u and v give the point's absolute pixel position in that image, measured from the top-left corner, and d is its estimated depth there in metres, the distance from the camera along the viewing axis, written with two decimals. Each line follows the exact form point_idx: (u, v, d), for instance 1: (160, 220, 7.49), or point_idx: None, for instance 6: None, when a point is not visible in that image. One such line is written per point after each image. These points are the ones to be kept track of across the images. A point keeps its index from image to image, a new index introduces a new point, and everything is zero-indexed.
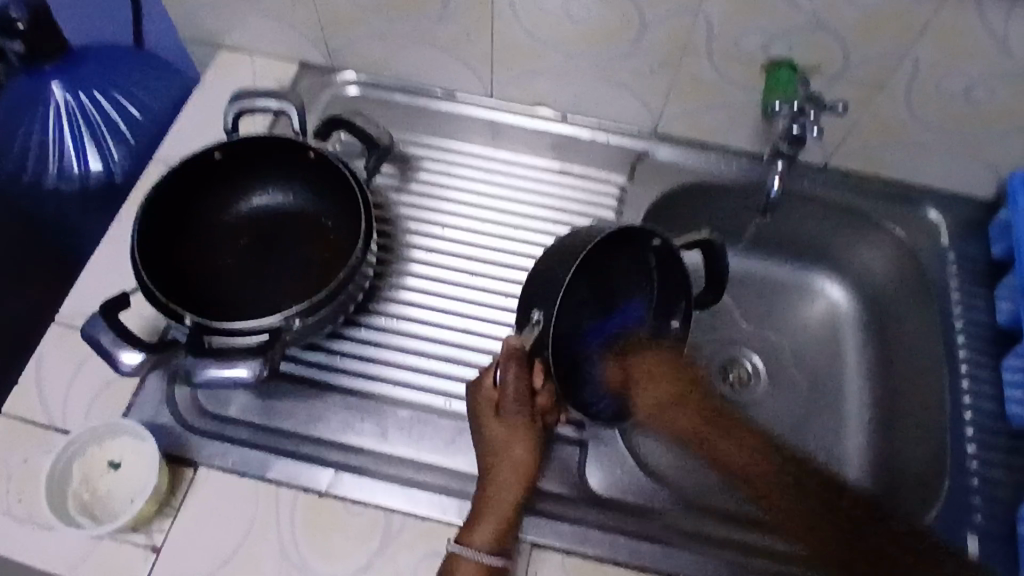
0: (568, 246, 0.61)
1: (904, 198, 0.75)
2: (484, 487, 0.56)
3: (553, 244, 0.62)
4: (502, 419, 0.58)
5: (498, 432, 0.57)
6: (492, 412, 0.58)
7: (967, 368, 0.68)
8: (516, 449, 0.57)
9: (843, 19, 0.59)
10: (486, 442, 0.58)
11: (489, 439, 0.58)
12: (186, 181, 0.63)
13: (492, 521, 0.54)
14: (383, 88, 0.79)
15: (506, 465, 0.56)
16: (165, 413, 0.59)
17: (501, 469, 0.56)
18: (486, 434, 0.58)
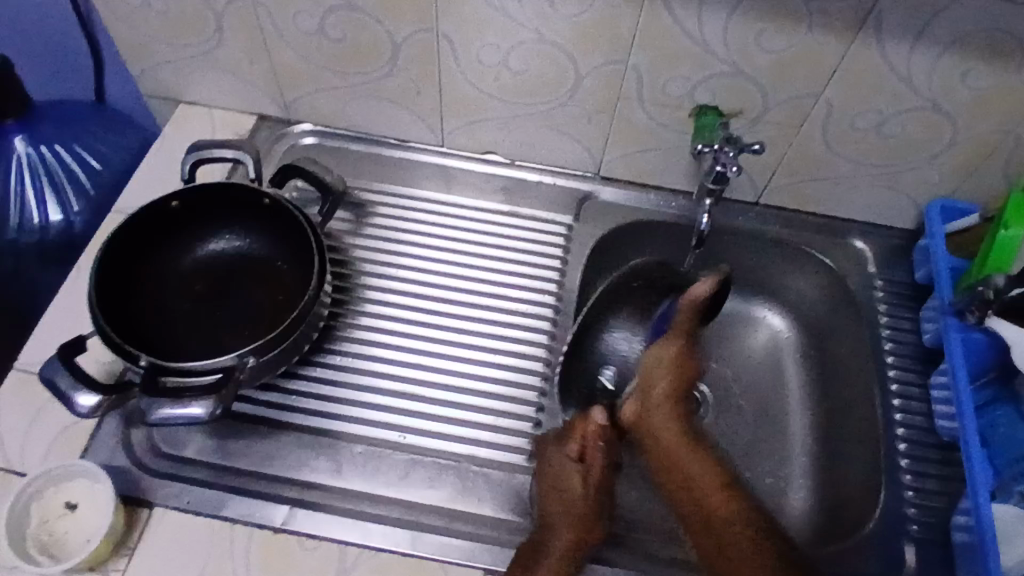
0: (649, 274, 0.72)
1: (831, 230, 0.80)
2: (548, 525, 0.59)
3: (628, 267, 0.72)
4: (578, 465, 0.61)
5: (572, 481, 0.60)
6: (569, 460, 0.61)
7: (897, 387, 0.72)
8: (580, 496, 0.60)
9: (757, 67, 0.65)
10: (556, 479, 0.61)
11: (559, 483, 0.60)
12: (144, 229, 0.65)
13: (553, 558, 0.56)
14: (338, 138, 0.82)
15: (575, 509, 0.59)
16: (121, 456, 0.61)
17: (569, 516, 0.59)
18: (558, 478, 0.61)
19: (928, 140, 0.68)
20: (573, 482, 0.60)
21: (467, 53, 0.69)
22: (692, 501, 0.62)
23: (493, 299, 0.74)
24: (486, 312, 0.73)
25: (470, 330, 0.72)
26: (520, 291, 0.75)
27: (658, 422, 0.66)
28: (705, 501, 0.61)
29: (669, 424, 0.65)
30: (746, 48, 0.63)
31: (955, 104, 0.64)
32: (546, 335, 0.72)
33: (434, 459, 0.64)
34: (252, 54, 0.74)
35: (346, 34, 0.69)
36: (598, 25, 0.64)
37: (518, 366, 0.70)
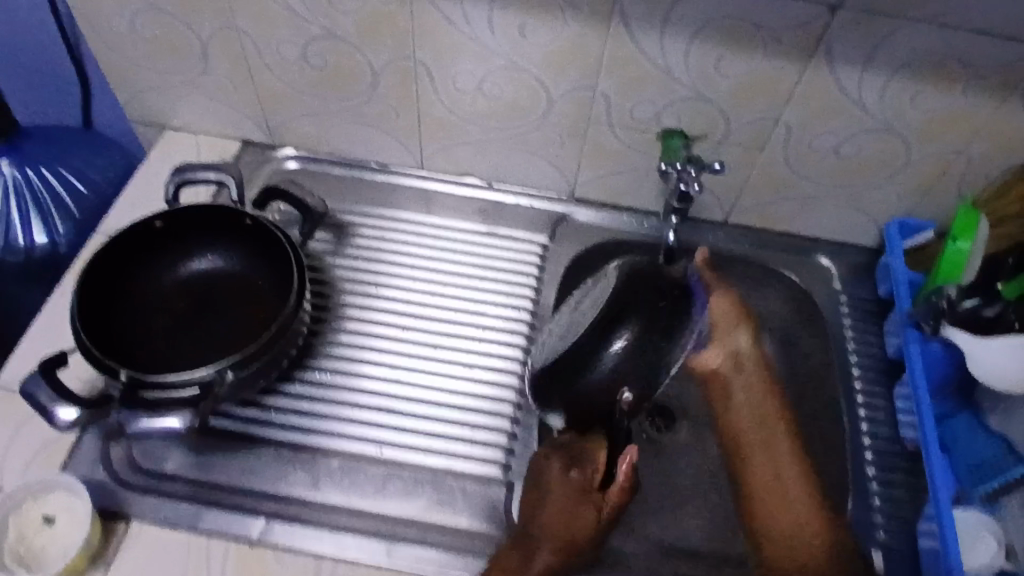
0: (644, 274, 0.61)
1: (798, 248, 0.83)
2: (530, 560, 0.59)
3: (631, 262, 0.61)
4: (589, 501, 0.62)
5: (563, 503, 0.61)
6: (581, 496, 0.61)
7: (863, 398, 0.74)
8: (579, 523, 0.61)
9: (718, 91, 0.68)
10: (564, 510, 0.61)
11: (568, 516, 0.61)
12: (127, 249, 0.66)
13: None
14: (321, 163, 0.85)
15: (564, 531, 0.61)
16: (100, 471, 0.61)
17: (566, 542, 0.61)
18: (579, 517, 0.61)
19: (884, 160, 0.72)
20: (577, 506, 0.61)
21: (444, 80, 0.72)
22: (762, 449, 0.70)
23: (471, 316, 0.76)
24: (464, 328, 0.75)
25: (447, 345, 0.73)
26: (497, 308, 0.77)
27: (741, 381, 0.73)
28: (778, 470, 0.68)
29: (753, 387, 0.72)
30: (706, 74, 0.67)
31: (906, 125, 0.68)
32: (521, 350, 0.74)
33: (410, 472, 0.65)
34: (237, 81, 0.77)
35: (327, 61, 0.72)
36: (567, 53, 0.68)
37: (494, 381, 0.72)
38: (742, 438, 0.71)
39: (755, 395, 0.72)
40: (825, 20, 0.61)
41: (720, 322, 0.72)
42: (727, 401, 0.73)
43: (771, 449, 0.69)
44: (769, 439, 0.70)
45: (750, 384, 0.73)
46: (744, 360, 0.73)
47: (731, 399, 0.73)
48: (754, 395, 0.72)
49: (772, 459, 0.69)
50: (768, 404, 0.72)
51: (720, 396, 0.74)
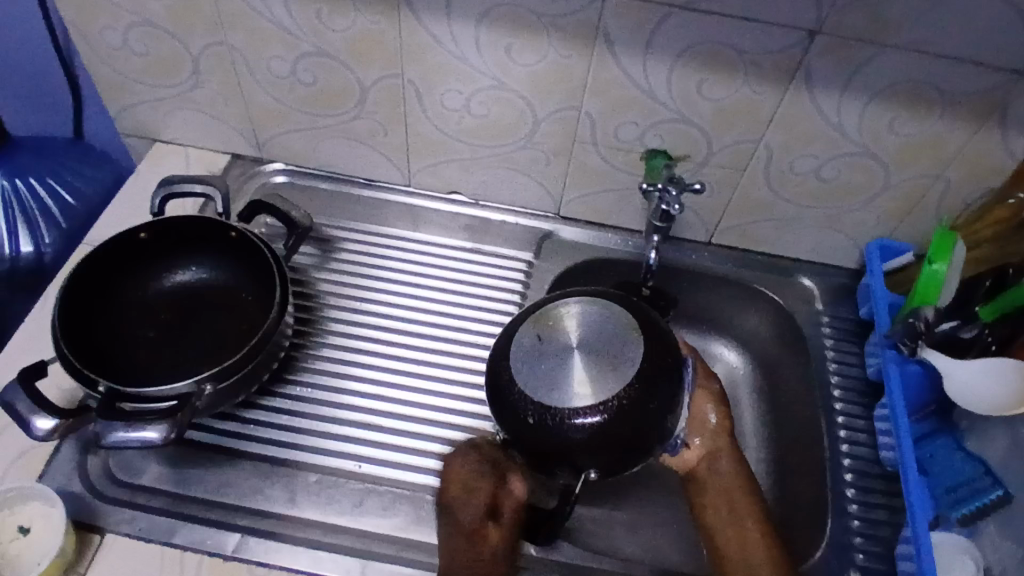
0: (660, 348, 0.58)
1: (781, 268, 0.84)
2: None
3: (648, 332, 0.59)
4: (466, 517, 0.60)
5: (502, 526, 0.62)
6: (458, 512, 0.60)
7: (843, 419, 0.75)
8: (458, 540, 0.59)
9: (699, 113, 0.69)
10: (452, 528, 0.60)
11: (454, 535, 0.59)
12: (110, 258, 0.66)
13: None
14: (308, 177, 0.85)
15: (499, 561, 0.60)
16: (76, 482, 0.61)
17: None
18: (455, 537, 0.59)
19: (864, 182, 0.72)
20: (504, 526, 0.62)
21: (431, 98, 0.73)
22: (734, 535, 0.64)
23: (455, 332, 0.76)
24: (447, 344, 0.75)
25: (430, 361, 0.74)
26: (481, 325, 0.77)
27: (718, 472, 0.67)
28: (745, 556, 0.63)
29: (726, 471, 0.67)
30: (687, 97, 0.68)
31: (885, 148, 0.69)
32: None
33: (388, 487, 0.65)
34: (227, 96, 0.77)
35: (317, 78, 0.73)
36: (552, 74, 0.69)
37: (477, 397, 0.72)
38: (712, 522, 0.66)
39: (730, 475, 0.67)
40: (804, 45, 0.62)
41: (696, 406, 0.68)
42: (701, 489, 0.67)
43: (743, 537, 0.64)
44: (733, 521, 0.65)
45: (722, 473, 0.67)
46: (719, 447, 0.67)
47: (708, 493, 0.67)
48: (730, 486, 0.66)
49: (739, 544, 0.64)
50: (736, 491, 0.66)
51: (703, 490, 0.67)
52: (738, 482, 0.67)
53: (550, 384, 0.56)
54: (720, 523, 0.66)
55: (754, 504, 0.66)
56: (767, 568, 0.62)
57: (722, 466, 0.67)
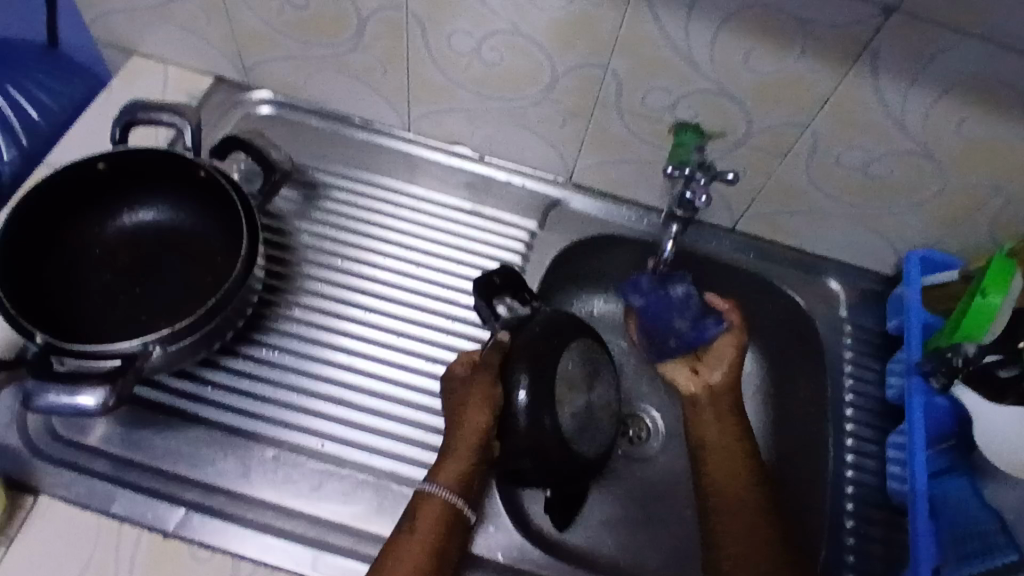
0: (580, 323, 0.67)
1: (807, 266, 0.76)
2: (449, 441, 0.58)
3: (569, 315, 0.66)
4: (475, 394, 0.59)
5: (479, 410, 0.58)
6: (469, 391, 0.59)
7: (852, 442, 0.69)
8: (472, 410, 0.58)
9: (740, 88, 0.60)
10: (460, 403, 0.59)
11: (458, 405, 0.59)
12: (62, 192, 0.59)
13: (455, 468, 0.57)
14: (298, 110, 0.77)
15: (472, 444, 0.58)
16: (13, 436, 0.57)
17: (456, 465, 0.57)
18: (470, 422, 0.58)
19: (917, 185, 0.64)
20: (484, 417, 0.58)
21: (436, 38, 0.64)
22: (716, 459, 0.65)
23: (441, 303, 0.70)
24: (432, 317, 0.69)
25: (411, 334, 0.67)
26: (470, 298, 0.70)
27: (719, 394, 0.68)
28: (731, 468, 0.64)
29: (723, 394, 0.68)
30: (730, 66, 0.59)
31: (947, 151, 0.60)
32: None
33: (350, 470, 0.60)
34: (209, 12, 0.68)
35: (308, 2, 0.64)
36: (576, 24, 0.59)
37: None
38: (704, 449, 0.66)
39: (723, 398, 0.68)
40: (876, 24, 0.52)
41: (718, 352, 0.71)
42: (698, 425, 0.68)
43: (725, 426, 0.66)
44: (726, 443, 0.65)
45: (717, 384, 0.69)
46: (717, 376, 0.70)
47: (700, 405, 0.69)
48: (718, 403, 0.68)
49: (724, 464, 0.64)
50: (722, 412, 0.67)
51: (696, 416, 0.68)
52: (731, 392, 0.69)
53: (583, 434, 0.63)
54: (711, 444, 0.66)
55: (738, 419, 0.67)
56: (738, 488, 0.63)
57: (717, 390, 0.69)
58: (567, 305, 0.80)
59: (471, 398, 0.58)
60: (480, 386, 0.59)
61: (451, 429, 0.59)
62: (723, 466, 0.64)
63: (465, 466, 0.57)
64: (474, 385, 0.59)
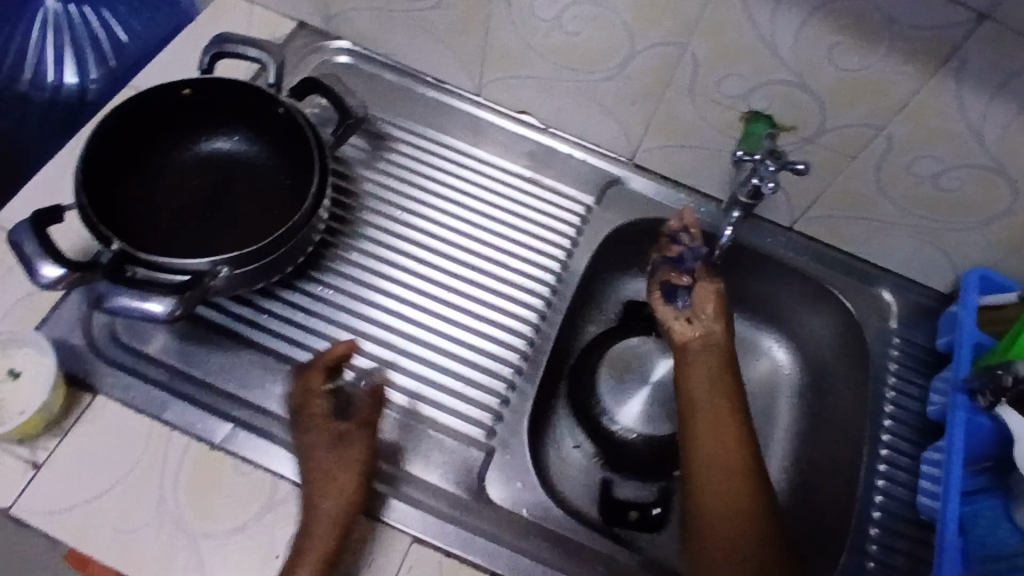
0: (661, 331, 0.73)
1: (862, 273, 0.75)
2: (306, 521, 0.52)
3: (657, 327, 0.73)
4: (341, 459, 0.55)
5: (345, 482, 0.54)
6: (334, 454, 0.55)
7: (887, 452, 0.69)
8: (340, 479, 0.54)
9: (819, 82, 0.60)
10: (323, 470, 0.54)
11: (317, 471, 0.54)
12: (148, 112, 0.62)
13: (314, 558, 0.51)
14: (373, 63, 0.78)
15: (333, 529, 0.52)
16: (78, 336, 0.59)
17: (323, 540, 0.52)
18: (332, 497, 0.53)
19: (987, 202, 0.63)
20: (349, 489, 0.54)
21: (519, 3, 0.65)
22: (712, 430, 0.61)
23: (492, 266, 0.71)
24: (481, 277, 0.70)
25: (460, 291, 0.69)
26: (521, 264, 0.72)
27: (712, 354, 0.65)
28: (721, 437, 0.61)
29: (718, 358, 0.65)
30: (813, 59, 0.58)
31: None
32: (536, 313, 0.70)
33: (391, 411, 0.62)
34: None
35: None
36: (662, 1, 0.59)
37: (500, 340, 0.68)
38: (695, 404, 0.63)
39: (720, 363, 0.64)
40: (967, 29, 0.51)
41: (705, 307, 0.66)
42: (685, 375, 0.64)
43: (718, 390, 0.63)
44: (719, 410, 0.62)
45: (710, 338, 0.65)
46: (713, 335, 0.65)
47: (692, 359, 0.65)
48: (716, 366, 0.64)
49: (721, 437, 0.61)
50: (715, 373, 0.64)
51: (687, 369, 0.65)
52: (727, 355, 0.65)
53: (659, 423, 0.69)
54: (703, 407, 0.62)
55: (734, 387, 0.64)
56: (739, 471, 0.60)
57: (712, 348, 0.65)
58: (614, 287, 0.80)
59: (336, 465, 0.55)
60: (353, 448, 0.56)
61: (306, 508, 0.53)
62: (715, 435, 0.61)
63: (323, 558, 0.51)
64: (342, 451, 0.55)
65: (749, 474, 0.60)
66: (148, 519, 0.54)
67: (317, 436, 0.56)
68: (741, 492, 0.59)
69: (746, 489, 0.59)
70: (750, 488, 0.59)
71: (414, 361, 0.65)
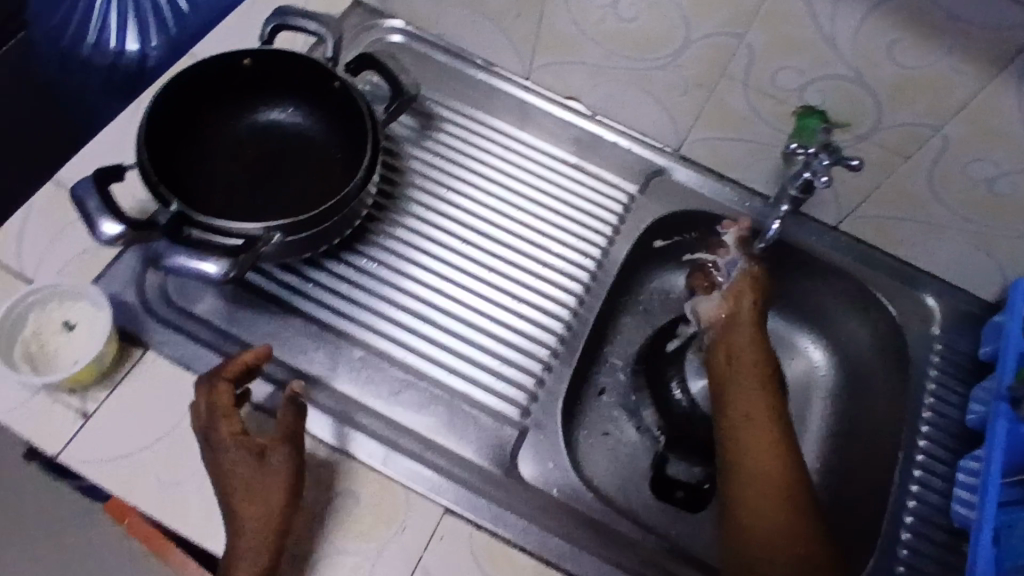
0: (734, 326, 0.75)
1: (907, 277, 0.74)
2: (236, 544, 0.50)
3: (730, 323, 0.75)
4: (265, 478, 0.51)
5: (271, 501, 0.51)
6: (258, 473, 0.51)
7: (922, 458, 0.68)
8: (266, 499, 0.51)
9: (877, 78, 0.59)
10: (246, 492, 0.51)
11: (241, 495, 0.51)
12: (209, 80, 0.63)
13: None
14: (425, 43, 0.79)
15: (266, 551, 0.50)
16: (131, 293, 0.61)
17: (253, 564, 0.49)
18: (259, 519, 0.50)
19: None
20: (277, 506, 0.51)
21: None
22: (745, 422, 0.62)
23: (533, 248, 0.71)
24: (522, 259, 0.71)
25: (500, 271, 0.70)
26: (562, 248, 0.72)
27: (741, 337, 0.66)
28: (751, 423, 0.62)
29: (750, 343, 0.66)
30: (872, 54, 0.58)
31: None
32: (575, 297, 0.70)
33: (429, 385, 0.63)
34: None
35: None
36: None
37: (538, 322, 0.68)
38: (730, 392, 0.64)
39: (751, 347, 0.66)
40: None
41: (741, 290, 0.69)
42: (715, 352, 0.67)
43: (749, 374, 0.64)
44: (752, 396, 0.63)
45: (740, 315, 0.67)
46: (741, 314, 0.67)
47: (721, 336, 0.68)
48: (749, 351, 0.65)
49: (755, 430, 0.62)
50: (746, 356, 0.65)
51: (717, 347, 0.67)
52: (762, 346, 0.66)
53: None
54: (737, 395, 0.64)
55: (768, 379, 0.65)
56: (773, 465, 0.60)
57: (739, 326, 0.67)
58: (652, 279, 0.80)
59: (259, 487, 0.51)
60: (273, 466, 0.52)
61: (236, 532, 0.50)
62: (750, 427, 0.62)
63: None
64: (265, 471, 0.51)
65: (785, 469, 0.60)
66: (191, 473, 0.55)
67: (235, 453, 0.51)
68: (773, 486, 0.59)
69: (781, 484, 0.59)
70: (785, 483, 0.59)
71: (453, 336, 0.66)
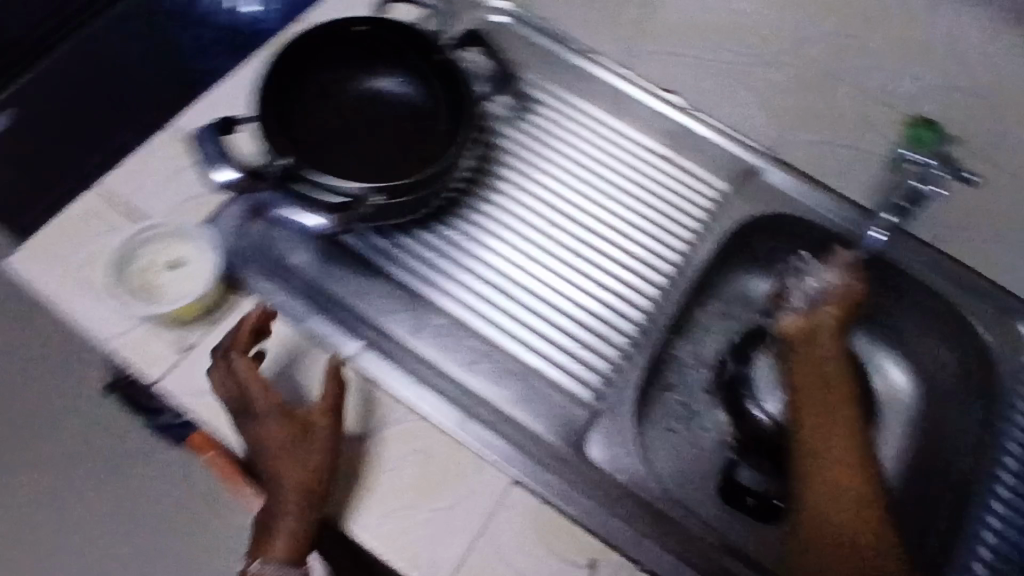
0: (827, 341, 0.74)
1: (1006, 304, 0.70)
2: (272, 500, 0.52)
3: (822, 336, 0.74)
4: (301, 442, 0.53)
5: (307, 463, 0.52)
6: (296, 439, 0.53)
7: (1004, 492, 0.65)
8: (302, 462, 0.52)
9: None
10: (282, 453, 0.52)
11: (276, 456, 0.53)
12: (325, 44, 0.67)
13: (286, 534, 0.52)
14: (526, 25, 0.79)
15: (299, 509, 0.52)
16: (236, 239, 0.64)
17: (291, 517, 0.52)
18: (293, 480, 0.52)
19: None
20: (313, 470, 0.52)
21: None
22: (822, 432, 0.61)
23: (617, 235, 0.72)
24: (605, 244, 0.71)
25: (583, 254, 0.70)
26: (646, 238, 0.72)
27: (822, 350, 0.64)
28: (828, 435, 0.60)
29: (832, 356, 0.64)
30: None
31: None
32: (655, 288, 0.70)
33: (505, 358, 0.64)
34: None
35: None
36: None
37: (616, 308, 0.69)
38: (806, 400, 0.63)
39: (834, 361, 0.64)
40: None
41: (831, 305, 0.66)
42: (794, 365, 0.65)
43: (828, 387, 0.63)
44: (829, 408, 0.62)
45: (825, 330, 0.65)
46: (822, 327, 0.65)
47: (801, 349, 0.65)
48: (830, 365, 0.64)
49: (834, 441, 0.60)
50: (828, 372, 0.63)
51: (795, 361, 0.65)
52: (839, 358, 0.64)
53: None
54: (812, 403, 0.62)
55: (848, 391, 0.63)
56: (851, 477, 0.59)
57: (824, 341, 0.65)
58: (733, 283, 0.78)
59: (293, 451, 0.53)
60: (312, 433, 0.53)
61: (273, 487, 0.52)
62: (828, 437, 0.60)
63: (298, 531, 0.52)
64: (301, 437, 0.53)
65: (864, 483, 0.58)
66: None
67: (277, 420, 0.53)
68: (849, 497, 0.58)
69: (861, 497, 0.58)
70: (863, 495, 0.58)
71: (533, 313, 0.67)
